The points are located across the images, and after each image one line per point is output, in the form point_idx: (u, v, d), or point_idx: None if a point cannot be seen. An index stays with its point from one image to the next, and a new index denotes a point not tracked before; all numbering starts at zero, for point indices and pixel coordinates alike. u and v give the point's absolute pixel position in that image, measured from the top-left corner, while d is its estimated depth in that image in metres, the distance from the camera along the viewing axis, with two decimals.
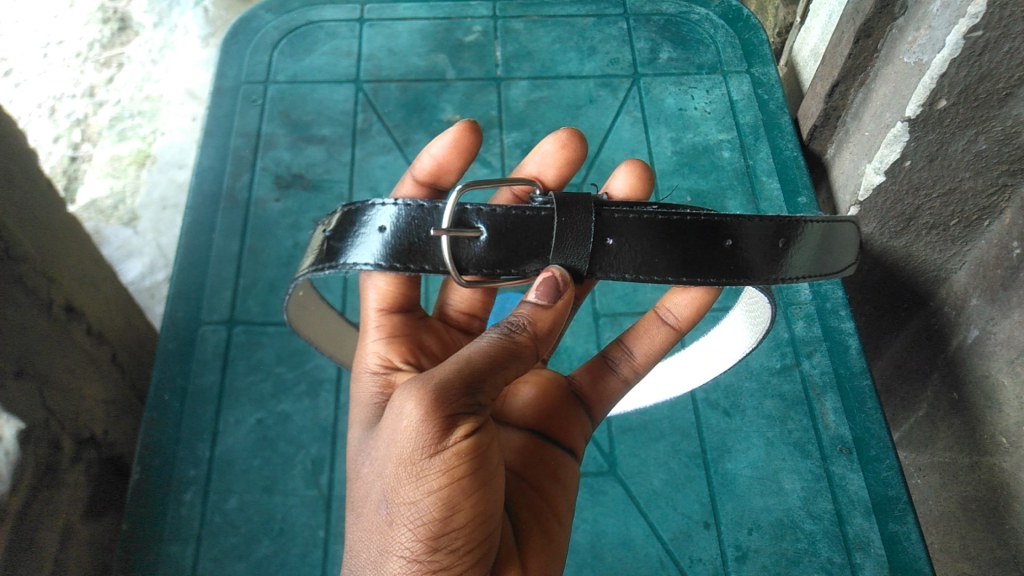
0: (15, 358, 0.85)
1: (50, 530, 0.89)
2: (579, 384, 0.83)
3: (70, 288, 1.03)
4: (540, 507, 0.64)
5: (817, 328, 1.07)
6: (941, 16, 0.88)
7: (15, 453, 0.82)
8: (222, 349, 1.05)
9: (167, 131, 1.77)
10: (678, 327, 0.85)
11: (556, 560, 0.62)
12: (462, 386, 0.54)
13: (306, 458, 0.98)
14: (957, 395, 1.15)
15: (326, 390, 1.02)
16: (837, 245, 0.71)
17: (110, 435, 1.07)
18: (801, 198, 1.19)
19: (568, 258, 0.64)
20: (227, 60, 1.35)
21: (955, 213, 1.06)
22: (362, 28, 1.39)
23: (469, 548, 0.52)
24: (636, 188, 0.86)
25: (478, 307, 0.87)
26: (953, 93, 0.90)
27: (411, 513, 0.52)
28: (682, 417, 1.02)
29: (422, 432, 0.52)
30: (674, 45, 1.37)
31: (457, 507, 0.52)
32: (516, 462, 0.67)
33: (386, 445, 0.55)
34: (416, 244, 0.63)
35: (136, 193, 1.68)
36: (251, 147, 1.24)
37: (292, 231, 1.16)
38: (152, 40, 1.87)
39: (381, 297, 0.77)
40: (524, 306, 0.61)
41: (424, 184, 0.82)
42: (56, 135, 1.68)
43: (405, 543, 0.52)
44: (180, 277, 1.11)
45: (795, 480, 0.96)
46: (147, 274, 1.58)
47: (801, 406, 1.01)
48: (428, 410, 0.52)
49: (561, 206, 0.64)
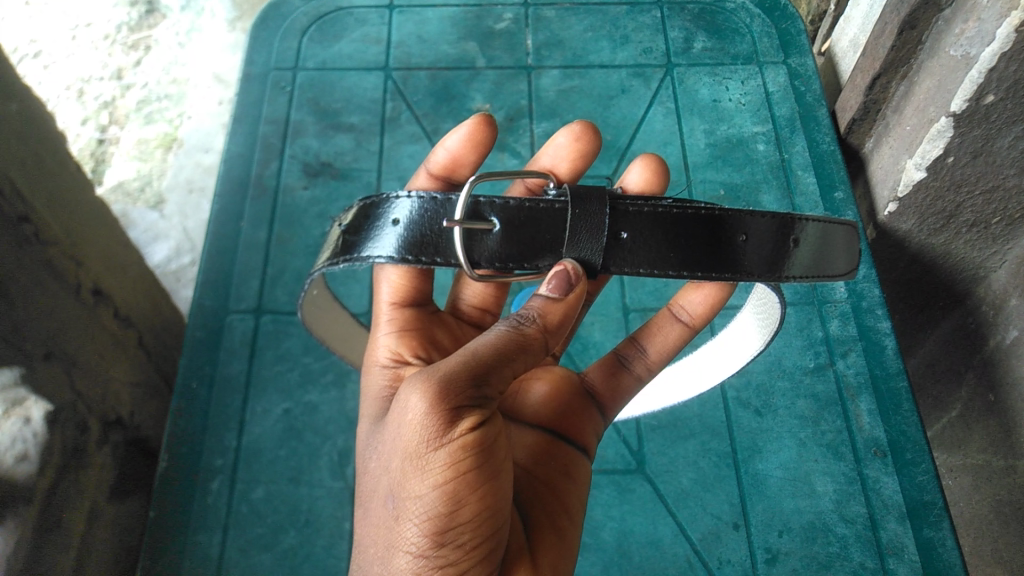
0: (45, 340, 0.85)
1: (77, 510, 0.90)
2: (592, 381, 0.82)
3: (99, 270, 1.03)
4: (552, 504, 0.63)
5: (852, 327, 1.05)
6: (991, 8, 0.85)
7: (43, 434, 0.81)
8: (250, 339, 1.05)
9: (194, 115, 1.76)
10: (692, 324, 0.84)
11: (568, 558, 0.61)
12: (469, 379, 0.53)
13: (332, 448, 0.97)
14: (993, 396, 1.13)
15: (353, 380, 1.02)
16: (835, 248, 0.69)
17: (137, 416, 1.08)
18: (838, 193, 1.16)
19: (581, 251, 0.62)
20: (255, 46, 1.34)
21: (997, 210, 1.03)
22: (392, 15, 1.37)
23: (476, 543, 0.51)
24: (651, 183, 0.84)
25: (491, 302, 0.86)
26: (1001, 88, 0.88)
27: (417, 507, 0.51)
28: (712, 415, 1.00)
29: (427, 425, 0.51)
30: (709, 35, 1.34)
31: (463, 500, 0.51)
32: (527, 458, 0.66)
33: (392, 439, 0.54)
34: (428, 236, 0.61)
35: (163, 176, 1.68)
36: (279, 134, 1.23)
37: (320, 220, 1.15)
38: (180, 23, 1.86)
39: (394, 291, 0.76)
40: (536, 299, 0.59)
41: (439, 177, 0.81)
42: (85, 117, 1.70)
43: (411, 537, 0.51)
44: (207, 264, 1.11)
45: (828, 482, 0.95)
46: (173, 258, 1.58)
47: (835, 407, 0.99)
48: (431, 403, 0.51)
49: (576, 199, 0.62)
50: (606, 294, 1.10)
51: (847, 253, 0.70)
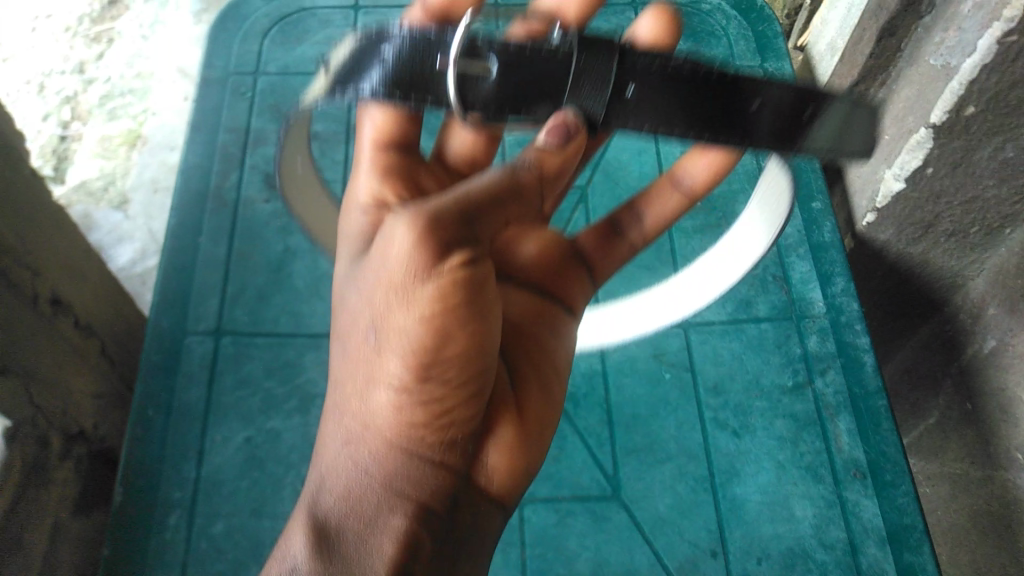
0: (1, 354, 0.82)
1: (40, 527, 0.91)
2: (583, 245, 0.91)
3: (59, 275, 0.98)
4: (540, 362, 0.69)
5: (831, 342, 1.02)
6: (972, 18, 0.84)
7: (3, 449, 0.82)
8: (209, 362, 1.00)
9: (159, 111, 1.68)
10: (692, 192, 0.88)
11: (552, 400, 0.68)
12: (460, 217, 0.53)
13: (296, 478, 0.94)
14: (970, 406, 1.11)
15: (317, 407, 0.98)
16: (863, 120, 0.69)
17: (103, 430, 1.07)
18: (817, 203, 1.13)
19: (584, 101, 0.64)
20: (214, 48, 1.27)
21: (975, 220, 1.00)
22: (357, 16, 1.31)
23: (462, 378, 0.53)
24: (661, 33, 0.80)
25: (478, 151, 0.89)
26: (981, 100, 0.86)
27: (400, 339, 0.52)
28: (689, 437, 0.97)
29: (414, 255, 0.51)
30: (684, 38, 1.31)
31: (450, 333, 0.52)
32: (517, 314, 0.72)
33: (377, 271, 0.54)
34: (416, 75, 0.63)
35: (127, 175, 1.62)
36: (240, 143, 1.17)
37: (282, 235, 1.10)
38: (143, 15, 1.78)
39: (376, 130, 0.81)
40: (533, 147, 0.60)
41: (433, 14, 0.76)
42: (45, 113, 1.63)
43: (393, 370, 0.52)
44: (163, 281, 1.05)
45: (806, 507, 0.92)
46: (139, 260, 1.54)
47: (814, 427, 0.97)
48: (420, 236, 0.51)
49: (581, 48, 0.63)
50: None
51: (867, 129, 0.70)
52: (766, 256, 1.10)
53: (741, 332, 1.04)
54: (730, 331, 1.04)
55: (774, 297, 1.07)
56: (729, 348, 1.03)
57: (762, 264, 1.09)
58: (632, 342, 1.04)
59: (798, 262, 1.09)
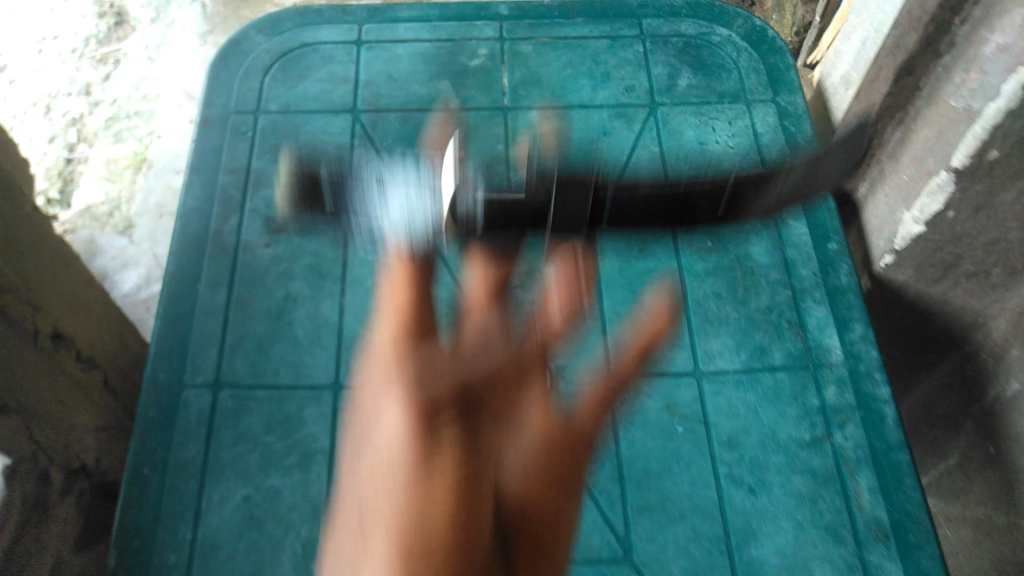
0: (0, 397, 0.83)
1: (39, 565, 0.92)
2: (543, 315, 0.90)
3: (61, 309, 0.98)
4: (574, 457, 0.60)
5: (850, 394, 0.99)
6: (996, 60, 0.84)
7: (3, 488, 0.85)
8: (207, 417, 0.97)
9: (164, 134, 1.64)
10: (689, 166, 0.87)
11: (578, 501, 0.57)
12: (433, 306, 0.62)
13: (296, 540, 0.91)
14: (994, 449, 1.05)
15: (318, 463, 0.95)
16: None
17: (104, 463, 1.08)
18: (832, 244, 1.11)
19: None
20: (213, 87, 1.25)
21: (999, 261, 0.96)
22: (359, 51, 1.28)
23: (453, 441, 0.53)
24: None
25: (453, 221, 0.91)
26: (1007, 144, 0.84)
27: (392, 412, 0.54)
28: (704, 494, 0.94)
29: (395, 334, 0.59)
30: (694, 71, 1.27)
31: (436, 393, 0.55)
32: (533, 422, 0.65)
33: (361, 370, 0.60)
34: None
35: (132, 200, 1.57)
36: (240, 185, 1.15)
37: (282, 281, 1.07)
38: (150, 36, 1.75)
39: None
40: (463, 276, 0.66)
41: None
42: (52, 135, 1.61)
43: (384, 439, 0.53)
44: (161, 331, 1.03)
45: (827, 569, 0.90)
46: (144, 286, 1.49)
47: (833, 484, 0.94)
48: (398, 316, 0.60)
49: None
50: (589, 359, 1.03)
51: None
52: (781, 301, 1.06)
53: (756, 382, 1.01)
54: (745, 380, 1.01)
55: (790, 344, 1.03)
56: (743, 399, 0.99)
57: (777, 309, 1.06)
58: (644, 393, 1.00)
59: (815, 307, 1.06)
